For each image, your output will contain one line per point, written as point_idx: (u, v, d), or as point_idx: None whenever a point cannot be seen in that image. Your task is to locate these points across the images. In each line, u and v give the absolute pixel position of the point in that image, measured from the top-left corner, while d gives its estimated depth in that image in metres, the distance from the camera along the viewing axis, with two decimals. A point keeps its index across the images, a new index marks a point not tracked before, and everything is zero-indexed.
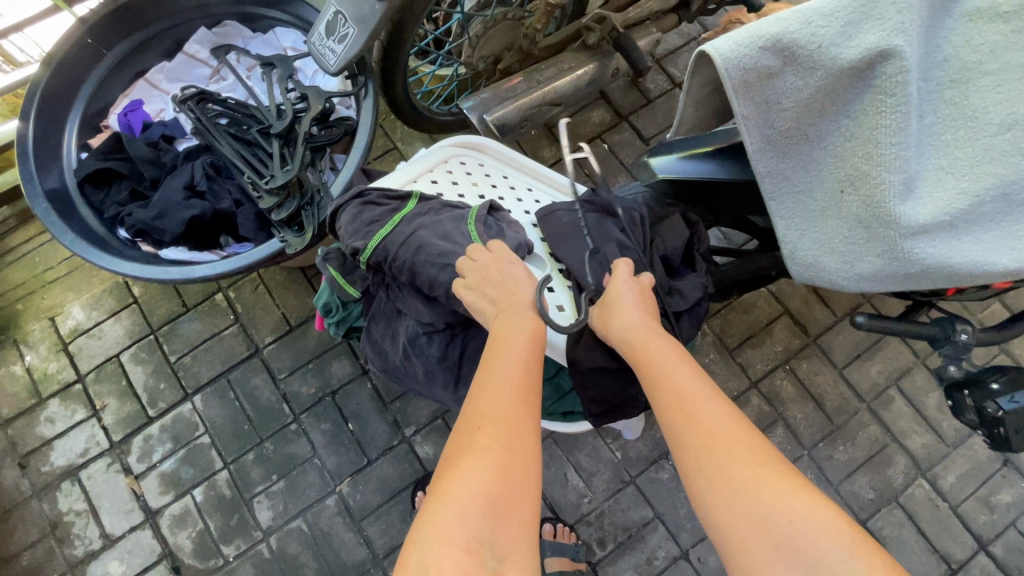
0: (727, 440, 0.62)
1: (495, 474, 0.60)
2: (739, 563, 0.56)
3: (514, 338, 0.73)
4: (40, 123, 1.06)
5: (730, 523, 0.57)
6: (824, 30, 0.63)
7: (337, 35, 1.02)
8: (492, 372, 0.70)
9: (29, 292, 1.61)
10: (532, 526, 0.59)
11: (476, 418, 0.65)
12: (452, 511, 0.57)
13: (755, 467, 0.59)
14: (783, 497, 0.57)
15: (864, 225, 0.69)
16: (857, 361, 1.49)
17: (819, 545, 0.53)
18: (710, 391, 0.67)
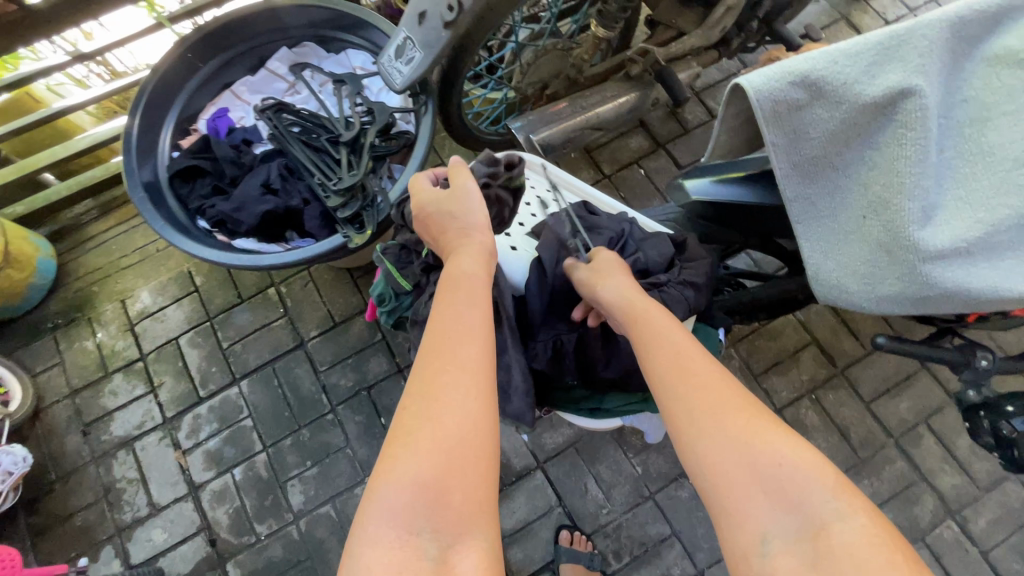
0: (714, 390, 0.66)
1: (430, 462, 0.61)
2: (720, 505, 0.59)
3: (454, 312, 0.74)
4: (142, 124, 1.22)
5: (714, 465, 0.61)
6: (849, 69, 0.69)
7: (405, 57, 1.14)
8: (433, 352, 0.70)
9: (104, 276, 1.77)
10: (476, 505, 0.61)
11: (421, 395, 0.66)
12: (383, 506, 0.59)
13: (738, 414, 0.63)
14: (763, 437, 0.60)
15: (885, 249, 0.72)
16: (886, 395, 1.49)
17: (801, 481, 0.57)
18: (697, 352, 0.72)
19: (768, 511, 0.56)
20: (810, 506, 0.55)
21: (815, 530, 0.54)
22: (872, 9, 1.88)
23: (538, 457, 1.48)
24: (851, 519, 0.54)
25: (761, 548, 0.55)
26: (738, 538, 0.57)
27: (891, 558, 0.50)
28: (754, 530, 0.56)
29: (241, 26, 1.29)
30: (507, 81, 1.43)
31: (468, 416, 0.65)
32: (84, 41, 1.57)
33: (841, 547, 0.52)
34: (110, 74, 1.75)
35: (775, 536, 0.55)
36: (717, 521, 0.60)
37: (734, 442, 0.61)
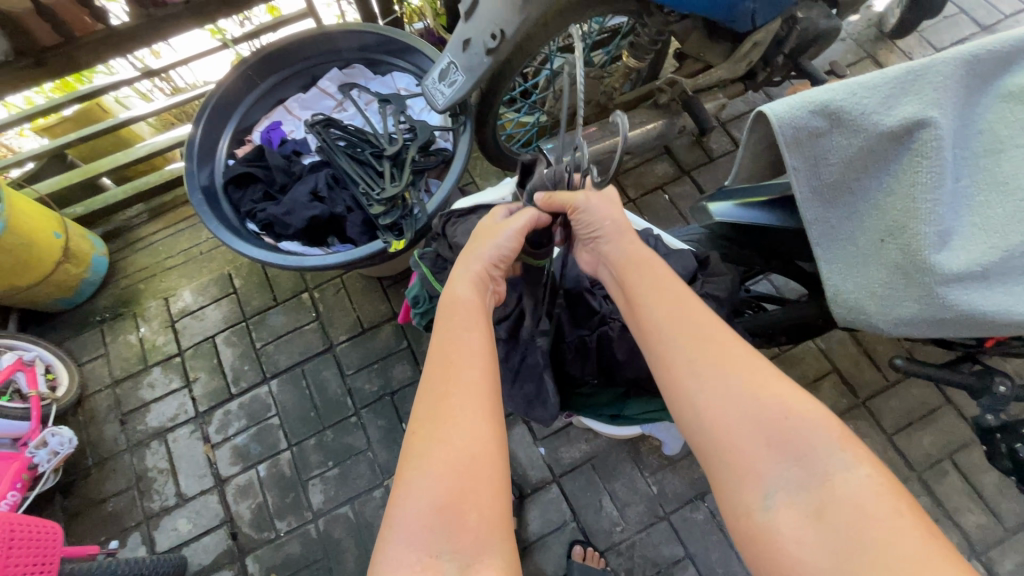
0: (718, 348, 0.69)
1: (442, 484, 0.64)
2: (726, 458, 0.63)
3: (456, 337, 0.77)
4: (204, 134, 1.33)
5: (718, 421, 0.64)
6: (867, 100, 0.74)
7: (447, 80, 1.22)
8: (438, 379, 0.73)
9: (150, 275, 1.87)
10: (491, 522, 0.63)
11: (428, 424, 0.69)
12: (400, 532, 0.62)
13: (745, 372, 0.66)
14: (769, 393, 0.64)
15: (902, 271, 0.74)
16: (908, 429, 1.47)
17: (806, 437, 0.61)
18: (695, 308, 0.74)
19: (774, 464, 0.61)
20: (814, 460, 0.60)
21: (821, 483, 0.58)
22: (898, 48, 1.93)
23: (554, 470, 1.49)
24: (857, 471, 0.58)
25: (764, 501, 0.60)
26: (741, 489, 0.61)
27: (897, 508, 0.55)
28: (758, 485, 0.61)
29: (299, 49, 1.40)
30: (540, 105, 1.50)
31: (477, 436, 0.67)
32: (154, 59, 1.74)
33: (847, 497, 0.56)
34: (171, 88, 1.90)
35: (781, 489, 0.59)
36: (718, 476, 0.64)
37: (740, 398, 0.64)
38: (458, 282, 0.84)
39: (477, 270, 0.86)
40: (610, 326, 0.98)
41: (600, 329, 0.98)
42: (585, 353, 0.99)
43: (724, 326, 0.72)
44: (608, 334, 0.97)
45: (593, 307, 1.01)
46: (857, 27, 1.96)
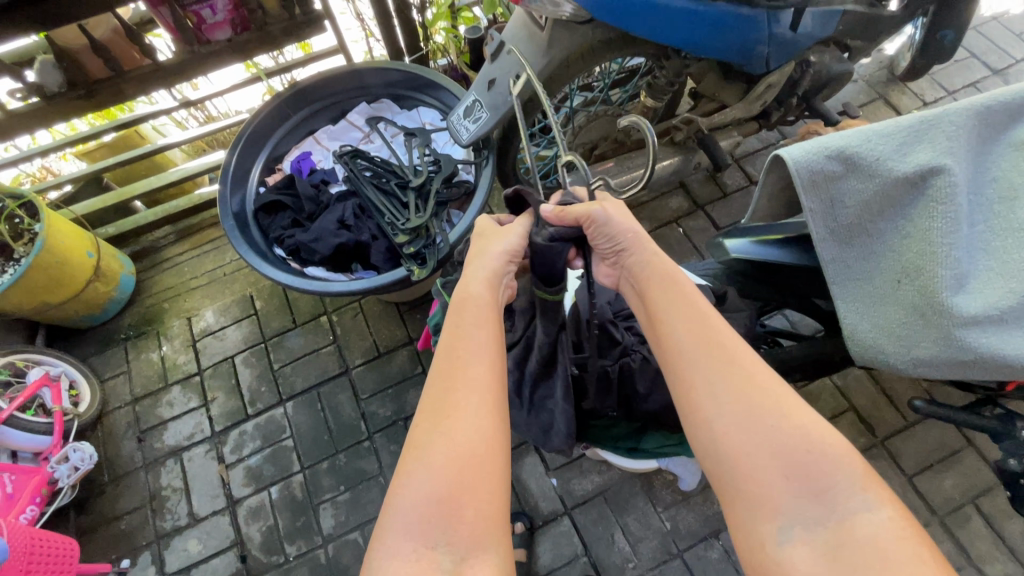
0: (741, 371, 0.69)
1: (443, 478, 0.65)
2: (743, 486, 0.63)
3: (466, 335, 0.77)
4: (238, 163, 1.40)
5: (738, 447, 0.65)
6: (882, 147, 0.78)
7: (472, 117, 1.28)
8: (444, 376, 0.74)
9: (175, 294, 1.92)
10: (491, 516, 0.64)
11: (433, 419, 0.70)
12: (398, 523, 0.63)
13: (767, 399, 0.66)
14: (793, 424, 0.64)
15: (920, 313, 0.75)
16: (929, 470, 1.44)
17: (827, 472, 0.61)
18: (717, 325, 0.74)
19: (792, 497, 0.61)
20: (834, 497, 0.60)
21: (838, 522, 0.58)
22: (910, 90, 1.97)
23: (566, 502, 1.48)
24: (879, 513, 0.58)
25: (780, 535, 0.60)
26: (757, 521, 0.62)
27: (919, 554, 0.55)
28: (775, 516, 0.61)
29: (331, 83, 1.47)
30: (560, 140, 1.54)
31: (481, 437, 0.68)
32: (191, 90, 1.84)
33: (865, 538, 0.56)
34: (205, 116, 2.02)
35: (797, 524, 0.60)
36: (735, 503, 0.64)
37: (763, 427, 0.64)
38: (471, 278, 0.85)
39: (492, 269, 0.86)
40: (632, 357, 0.98)
41: (622, 360, 0.98)
42: (608, 384, 0.98)
43: (746, 347, 0.72)
44: (630, 366, 0.97)
45: (616, 337, 0.99)
46: (869, 69, 2.01)
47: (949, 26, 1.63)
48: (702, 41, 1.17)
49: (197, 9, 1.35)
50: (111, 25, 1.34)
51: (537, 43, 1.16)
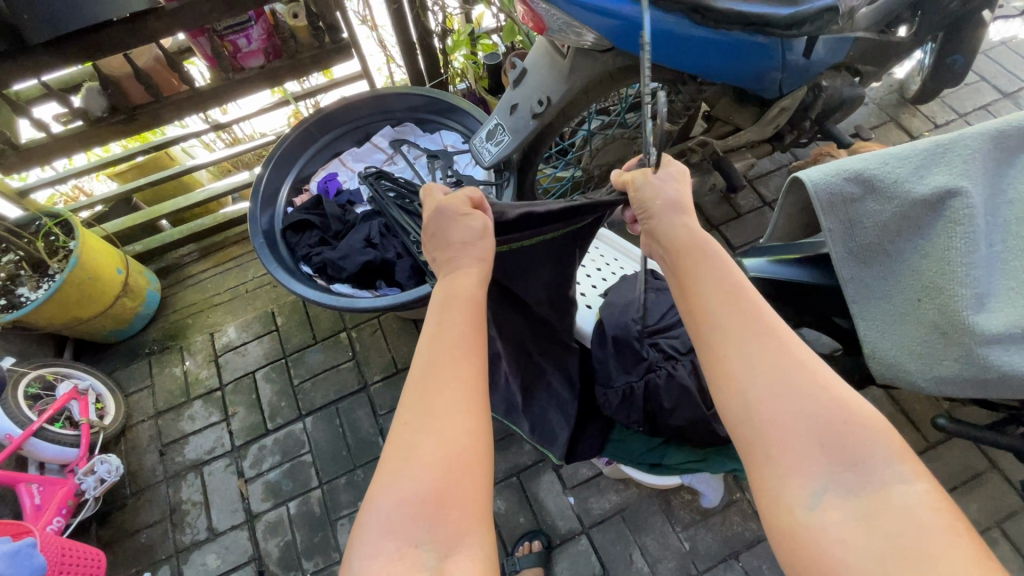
0: (778, 341, 0.68)
1: (431, 472, 0.61)
2: (775, 452, 0.62)
3: (452, 327, 0.74)
4: (267, 186, 1.45)
5: (771, 415, 0.64)
6: (898, 170, 0.81)
7: (494, 140, 1.32)
8: (427, 367, 0.70)
9: (198, 310, 1.97)
10: (476, 514, 0.61)
11: (410, 408, 0.67)
12: (380, 520, 0.60)
13: (799, 370, 0.66)
14: (829, 395, 0.64)
15: (941, 332, 0.77)
16: (953, 492, 1.42)
17: (863, 444, 0.61)
18: (751, 296, 0.73)
19: (825, 466, 0.60)
20: (868, 468, 0.60)
21: (871, 491, 0.58)
22: (921, 113, 2.00)
23: (584, 521, 1.47)
24: (914, 486, 0.58)
25: (811, 498, 0.59)
26: (787, 485, 0.61)
27: (953, 527, 0.55)
28: (805, 485, 0.60)
29: (356, 108, 1.54)
30: (577, 162, 1.60)
31: (462, 426, 0.65)
32: (220, 114, 1.91)
33: (901, 506, 0.56)
34: (231, 139, 2.10)
35: (830, 489, 0.59)
36: (765, 469, 0.63)
37: (800, 397, 0.64)
38: (461, 274, 0.82)
39: (476, 266, 0.83)
40: (657, 373, 1.00)
41: (649, 375, 1.00)
42: (632, 400, 1.01)
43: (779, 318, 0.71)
44: (655, 383, 0.99)
45: (640, 354, 1.01)
46: (879, 92, 2.04)
47: (959, 51, 1.67)
48: (717, 68, 1.21)
49: (233, 39, 1.43)
50: (154, 54, 1.43)
51: (559, 70, 1.22)
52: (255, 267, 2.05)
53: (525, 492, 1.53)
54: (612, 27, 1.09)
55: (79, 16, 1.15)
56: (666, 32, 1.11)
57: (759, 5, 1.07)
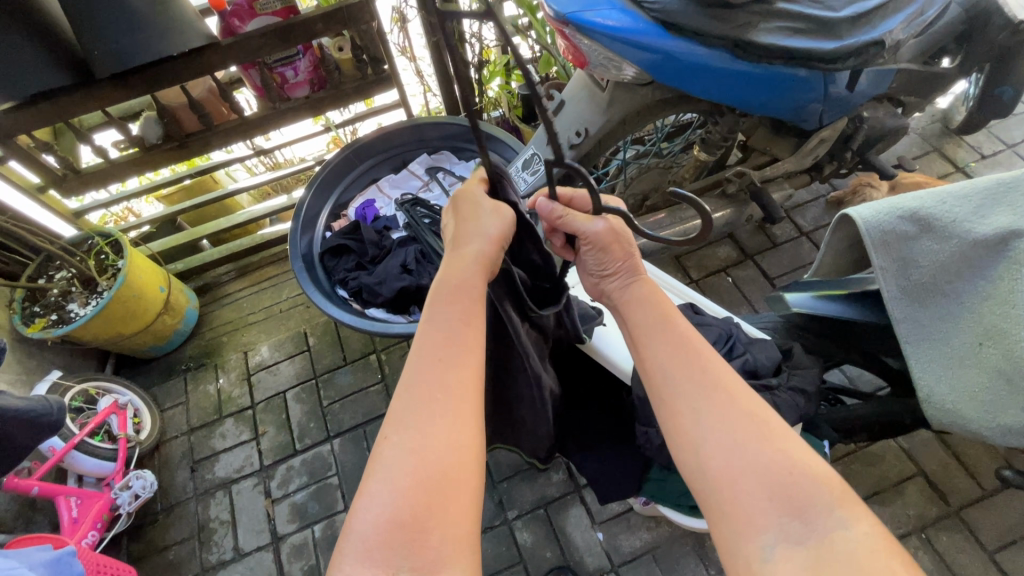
0: (725, 392, 0.67)
1: (409, 495, 0.59)
2: (724, 509, 0.61)
3: (432, 331, 0.72)
4: (307, 215, 1.51)
5: (722, 470, 0.62)
6: (958, 209, 0.79)
7: (530, 169, 1.35)
8: (406, 382, 0.68)
9: (233, 329, 2.01)
10: (456, 538, 0.58)
11: (386, 426, 0.66)
12: (355, 546, 0.57)
13: (746, 420, 0.64)
14: (776, 448, 0.62)
15: (1007, 379, 0.72)
16: (1013, 547, 1.33)
17: (809, 492, 0.58)
18: (696, 347, 0.73)
19: (775, 517, 0.58)
20: (817, 516, 0.57)
21: (818, 539, 0.56)
22: (966, 143, 1.95)
23: (612, 559, 1.42)
24: (855, 529, 0.56)
25: (763, 550, 0.57)
26: (740, 539, 0.58)
27: (889, 567, 0.52)
28: (758, 536, 0.58)
29: (392, 138, 1.58)
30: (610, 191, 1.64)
31: (431, 441, 0.63)
32: (263, 140, 1.99)
33: (844, 553, 0.54)
34: (272, 163, 2.18)
35: (779, 541, 0.57)
36: (719, 527, 0.61)
37: (748, 450, 0.62)
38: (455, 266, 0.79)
39: (486, 259, 0.81)
40: None
41: None
42: None
43: (726, 366, 0.71)
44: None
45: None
46: (921, 122, 2.00)
47: (1007, 82, 1.63)
48: (753, 101, 1.20)
49: (281, 70, 1.50)
50: (207, 86, 1.50)
51: (597, 102, 1.24)
52: (290, 287, 2.10)
53: (552, 525, 1.49)
54: (652, 60, 1.10)
55: (144, 50, 1.23)
56: (703, 65, 1.10)
57: (805, 40, 1.07)
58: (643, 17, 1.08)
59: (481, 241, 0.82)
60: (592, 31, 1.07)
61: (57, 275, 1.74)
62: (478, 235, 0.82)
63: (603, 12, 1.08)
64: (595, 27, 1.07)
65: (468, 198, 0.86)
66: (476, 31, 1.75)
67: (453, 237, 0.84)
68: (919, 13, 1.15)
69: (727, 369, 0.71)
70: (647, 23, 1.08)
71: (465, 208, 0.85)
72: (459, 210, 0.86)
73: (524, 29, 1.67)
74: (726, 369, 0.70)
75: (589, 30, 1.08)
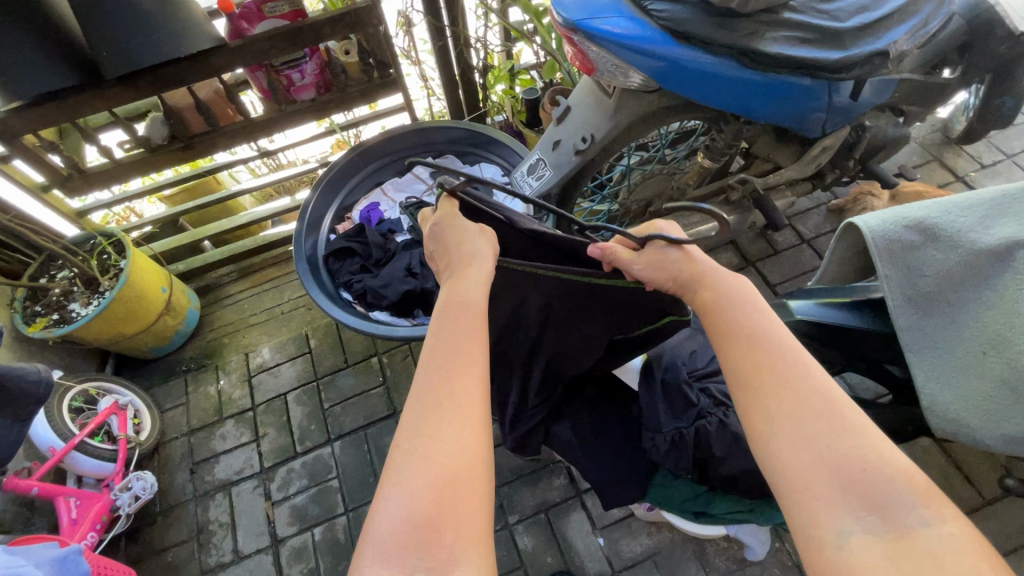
0: (800, 381, 0.64)
1: (423, 497, 0.59)
2: (795, 500, 0.58)
3: (440, 339, 0.73)
4: (310, 221, 1.51)
5: (788, 459, 0.59)
6: (963, 220, 0.81)
7: (536, 174, 1.36)
8: (427, 385, 0.68)
9: (235, 330, 2.01)
10: (470, 537, 0.58)
11: (401, 431, 0.65)
12: (376, 549, 0.57)
13: (815, 409, 0.61)
14: (853, 440, 0.58)
15: (1011, 388, 0.73)
16: (1013, 555, 1.33)
17: (887, 485, 0.55)
18: (762, 332, 0.70)
19: (847, 509, 0.55)
20: (893, 509, 0.54)
21: (898, 534, 0.53)
22: (966, 153, 1.96)
23: (613, 564, 1.42)
24: (939, 527, 0.53)
25: (837, 537, 0.54)
26: (812, 528, 0.56)
27: (977, 568, 0.50)
28: (829, 524, 0.55)
29: (397, 141, 1.60)
30: (613, 197, 1.64)
31: (443, 444, 0.63)
32: (268, 142, 1.99)
33: (926, 550, 0.51)
34: (276, 164, 2.18)
35: (855, 531, 0.54)
36: (791, 519, 0.58)
37: (818, 442, 0.59)
38: (458, 281, 0.81)
39: (485, 273, 0.82)
40: (707, 420, 0.95)
41: (698, 421, 0.95)
42: (681, 446, 0.95)
43: (796, 352, 0.67)
44: (706, 429, 0.94)
45: (689, 399, 0.98)
46: (921, 132, 2.02)
47: (1008, 93, 1.64)
48: (760, 108, 1.21)
49: (288, 73, 1.50)
50: (214, 87, 1.51)
51: (604, 108, 1.25)
52: (292, 288, 2.10)
53: (551, 529, 1.48)
54: (659, 68, 1.11)
55: (152, 51, 1.23)
56: (709, 73, 1.12)
57: (811, 50, 1.07)
58: (651, 25, 1.09)
59: (479, 259, 0.84)
60: (600, 38, 1.08)
61: (59, 274, 1.74)
62: (473, 253, 0.85)
63: (611, 19, 1.08)
64: (603, 35, 1.07)
65: (450, 223, 0.89)
66: (481, 36, 1.75)
67: (454, 259, 0.86)
68: (924, 24, 1.16)
69: (799, 356, 0.67)
70: (655, 31, 1.09)
71: (449, 236, 0.88)
72: (440, 231, 0.89)
73: (530, 35, 1.68)
74: (802, 356, 0.67)
75: (598, 38, 1.08)
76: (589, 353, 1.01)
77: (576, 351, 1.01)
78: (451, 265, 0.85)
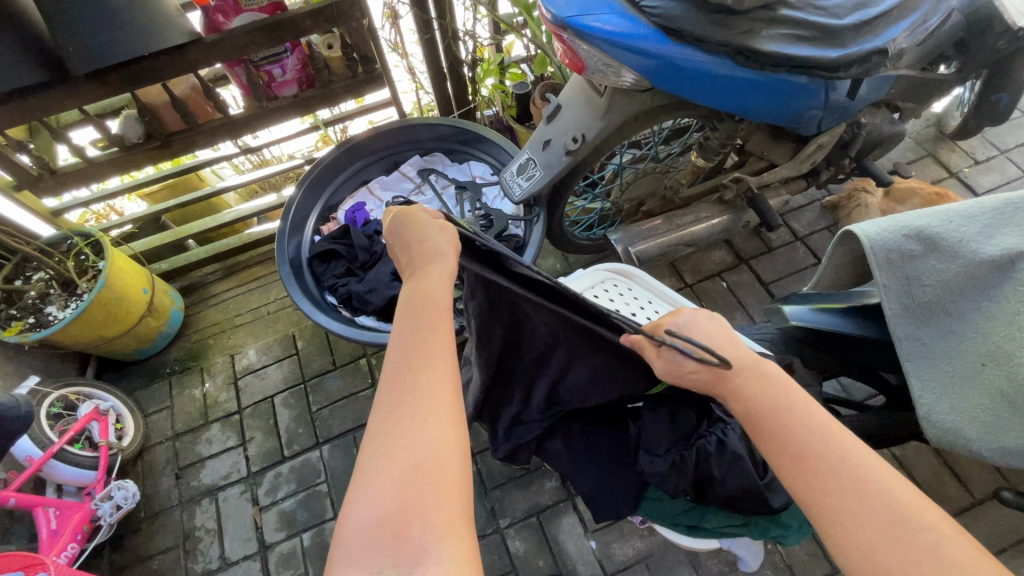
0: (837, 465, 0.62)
1: (389, 495, 0.57)
2: None
3: (401, 337, 0.69)
4: (293, 222, 1.47)
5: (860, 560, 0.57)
6: (965, 228, 0.79)
7: (525, 174, 1.33)
8: (391, 385, 0.65)
9: (219, 331, 1.97)
10: (441, 527, 0.55)
11: (367, 435, 0.63)
12: (344, 551, 0.54)
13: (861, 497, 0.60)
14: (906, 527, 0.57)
15: (1009, 400, 0.71)
16: (1001, 556, 1.33)
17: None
18: (791, 429, 0.67)
19: None
20: None
21: None
22: (960, 148, 1.95)
23: (605, 567, 1.41)
24: None
25: None
26: None
27: None
28: None
29: (385, 137, 1.55)
30: (605, 196, 1.60)
31: (409, 441, 0.60)
32: (252, 138, 1.94)
33: None
34: (259, 160, 2.13)
35: None
36: None
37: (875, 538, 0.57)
38: (418, 276, 0.76)
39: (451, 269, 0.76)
40: (707, 440, 0.93)
41: (697, 442, 0.93)
42: (681, 468, 0.93)
43: (825, 438, 0.65)
44: (706, 451, 0.91)
45: (691, 420, 0.97)
46: (915, 127, 2.00)
47: (1004, 88, 1.61)
48: (751, 106, 1.18)
49: (269, 68, 1.45)
50: (190, 83, 1.46)
51: (595, 107, 1.21)
52: (278, 288, 2.06)
53: (544, 533, 1.47)
54: (650, 66, 1.08)
55: (123, 49, 1.18)
56: (703, 72, 1.08)
57: (808, 48, 1.04)
58: (644, 22, 1.05)
59: (441, 257, 0.77)
60: (590, 36, 1.04)
61: (34, 276, 1.68)
62: (435, 250, 0.77)
63: (602, 16, 1.04)
64: (593, 32, 1.03)
65: (410, 219, 0.81)
66: (470, 29, 1.69)
67: (414, 262, 0.79)
68: (923, 21, 1.13)
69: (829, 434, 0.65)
70: (648, 28, 1.05)
71: (410, 233, 0.81)
72: (409, 243, 0.81)
73: (520, 29, 1.64)
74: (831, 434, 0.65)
75: (587, 36, 1.04)
76: (593, 384, 0.97)
77: (585, 385, 0.96)
78: (410, 266, 0.79)
